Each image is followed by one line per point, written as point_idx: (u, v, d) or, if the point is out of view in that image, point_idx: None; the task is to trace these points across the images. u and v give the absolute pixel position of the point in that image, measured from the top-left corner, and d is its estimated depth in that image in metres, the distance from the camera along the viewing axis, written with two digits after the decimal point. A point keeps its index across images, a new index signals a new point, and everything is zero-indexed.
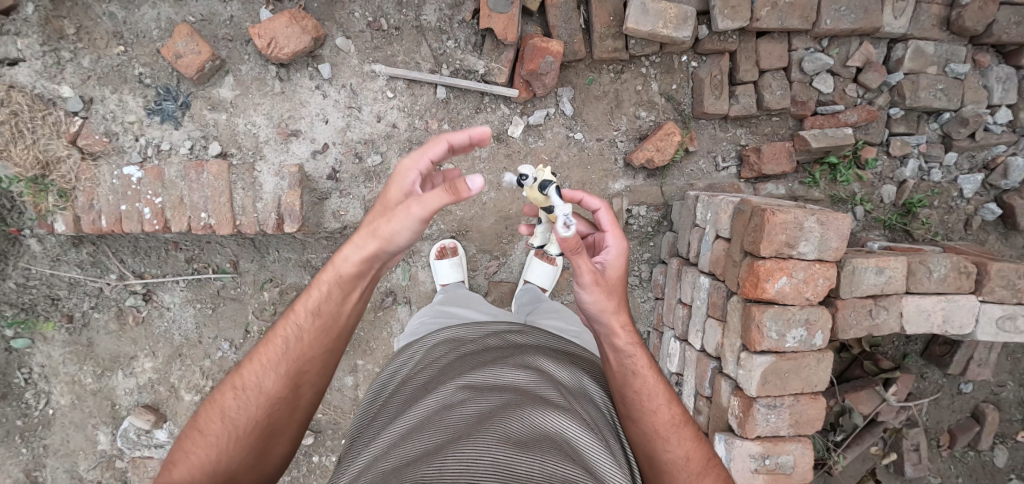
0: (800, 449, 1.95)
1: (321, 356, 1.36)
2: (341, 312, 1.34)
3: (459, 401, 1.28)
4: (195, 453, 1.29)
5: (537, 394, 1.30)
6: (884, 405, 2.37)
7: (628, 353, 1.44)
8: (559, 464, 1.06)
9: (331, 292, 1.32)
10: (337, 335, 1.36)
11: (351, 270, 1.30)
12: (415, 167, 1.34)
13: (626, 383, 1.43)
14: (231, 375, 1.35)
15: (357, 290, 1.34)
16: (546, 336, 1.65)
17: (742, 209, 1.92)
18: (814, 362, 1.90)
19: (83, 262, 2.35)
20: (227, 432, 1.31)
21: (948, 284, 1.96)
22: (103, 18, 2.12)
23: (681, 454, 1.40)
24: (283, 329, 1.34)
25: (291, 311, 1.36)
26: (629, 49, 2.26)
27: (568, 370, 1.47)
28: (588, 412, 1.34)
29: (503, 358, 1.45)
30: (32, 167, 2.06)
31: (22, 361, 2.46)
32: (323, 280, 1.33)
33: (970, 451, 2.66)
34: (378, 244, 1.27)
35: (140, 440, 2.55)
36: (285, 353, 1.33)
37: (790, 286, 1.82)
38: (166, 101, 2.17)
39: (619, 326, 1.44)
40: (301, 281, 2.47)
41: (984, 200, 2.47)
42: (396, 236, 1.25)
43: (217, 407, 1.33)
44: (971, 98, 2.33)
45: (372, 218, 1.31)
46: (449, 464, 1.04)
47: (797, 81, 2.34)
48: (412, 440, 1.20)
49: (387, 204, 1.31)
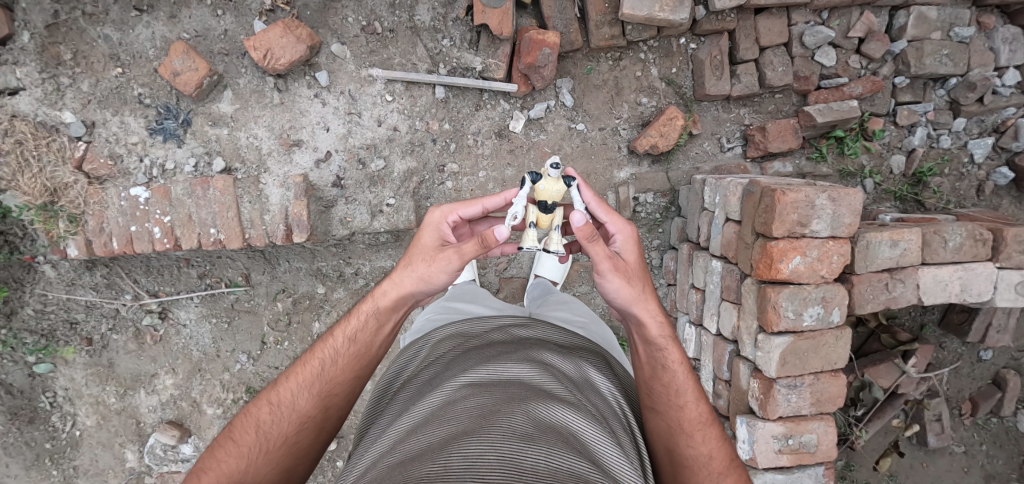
0: (823, 427, 1.95)
1: (351, 382, 1.45)
2: (376, 341, 1.48)
3: (462, 398, 1.27)
4: (225, 462, 1.33)
5: (542, 389, 1.30)
6: (904, 377, 2.37)
7: (659, 346, 1.47)
8: (566, 459, 1.06)
9: (373, 319, 1.47)
10: (368, 363, 1.47)
11: (389, 303, 1.47)
12: (444, 218, 1.52)
13: (654, 376, 1.46)
14: (265, 392, 1.43)
15: (391, 321, 1.49)
16: (549, 329, 1.65)
17: (751, 190, 1.90)
18: (833, 340, 1.89)
19: (98, 284, 2.37)
20: (254, 446, 1.35)
21: (964, 253, 1.94)
22: (99, 41, 2.12)
23: (705, 452, 1.40)
24: (320, 351, 1.45)
25: (328, 337, 1.48)
26: (627, 35, 2.23)
27: (574, 364, 1.47)
28: (596, 406, 1.35)
29: (507, 353, 1.45)
30: (40, 195, 2.07)
31: (45, 385, 2.48)
32: (362, 311, 1.49)
33: (993, 417, 2.65)
34: (418, 283, 1.47)
35: (167, 455, 2.60)
36: (320, 375, 1.42)
37: (804, 265, 1.81)
38: (167, 120, 2.18)
39: (649, 316, 1.47)
40: (313, 289, 2.49)
41: (995, 165, 2.44)
42: (435, 278, 1.45)
43: (248, 423, 1.38)
44: (977, 61, 2.29)
45: (409, 259, 1.49)
46: (453, 458, 1.04)
47: (798, 56, 2.31)
48: (417, 435, 1.20)
49: (422, 249, 1.49)
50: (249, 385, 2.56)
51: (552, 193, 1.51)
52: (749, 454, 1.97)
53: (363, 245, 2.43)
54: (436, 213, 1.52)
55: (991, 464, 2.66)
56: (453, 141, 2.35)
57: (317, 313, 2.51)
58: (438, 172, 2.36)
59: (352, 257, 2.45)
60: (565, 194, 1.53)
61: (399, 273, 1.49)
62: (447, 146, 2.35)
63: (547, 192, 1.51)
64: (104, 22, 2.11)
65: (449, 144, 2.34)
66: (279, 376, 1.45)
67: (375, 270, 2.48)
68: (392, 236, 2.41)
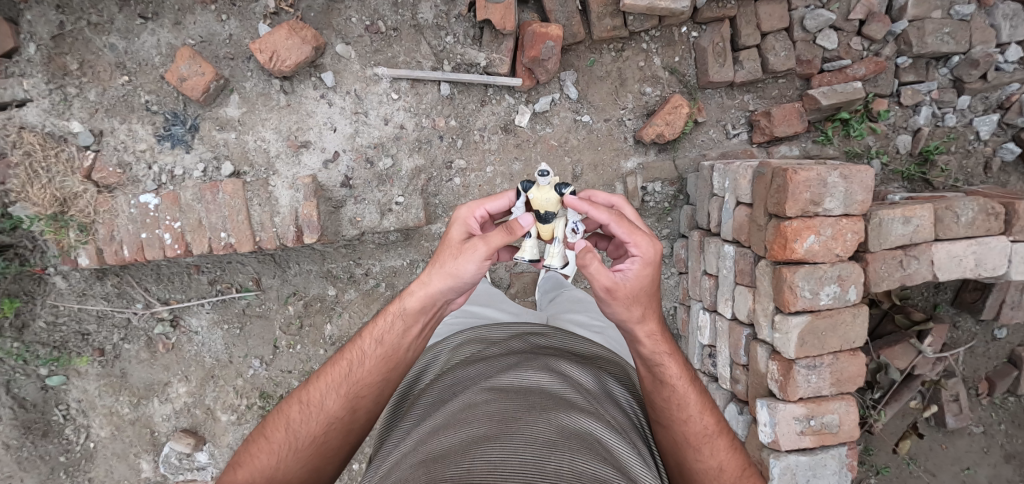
0: (844, 406, 1.96)
1: (377, 384, 1.41)
2: (404, 344, 1.41)
3: (482, 402, 1.26)
4: (258, 457, 1.36)
5: (563, 397, 1.28)
6: (920, 357, 2.35)
7: (656, 362, 1.40)
8: (589, 462, 1.05)
9: (400, 322, 1.40)
10: (394, 367, 1.42)
11: (415, 304, 1.38)
12: (471, 213, 1.43)
13: (654, 391, 1.41)
14: (297, 391, 1.44)
15: (418, 324, 1.41)
16: (567, 338, 1.63)
17: (762, 172, 1.90)
18: (851, 317, 1.89)
19: (109, 294, 2.36)
20: (285, 444, 1.37)
21: (977, 227, 1.94)
22: (105, 50, 2.13)
23: (714, 465, 1.39)
24: (348, 352, 1.42)
25: (357, 338, 1.44)
26: (629, 26, 2.24)
27: (593, 376, 1.46)
28: (614, 416, 1.34)
29: (527, 361, 1.43)
30: (50, 205, 2.06)
31: (59, 398, 2.47)
32: (388, 312, 1.42)
33: (1010, 396, 2.63)
34: (447, 280, 1.35)
35: (182, 464, 2.58)
36: (347, 377, 1.40)
37: (819, 244, 1.80)
38: (174, 126, 2.19)
39: (644, 335, 1.38)
40: (324, 291, 2.49)
41: (1001, 141, 2.45)
42: (464, 271, 1.33)
43: (280, 420, 1.40)
44: (979, 38, 2.29)
45: (437, 257, 1.39)
46: (477, 463, 1.03)
47: (800, 40, 2.32)
48: (437, 437, 1.18)
49: (449, 245, 1.38)
50: (262, 391, 2.55)
51: (541, 203, 1.52)
52: (771, 437, 1.96)
53: (373, 245, 2.42)
54: (461, 210, 1.43)
55: (1012, 444, 2.64)
56: (460, 137, 2.36)
57: (329, 315, 2.51)
58: (446, 168, 2.37)
59: (362, 257, 2.44)
60: (555, 204, 1.51)
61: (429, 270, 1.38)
62: (454, 142, 2.36)
63: (538, 201, 1.52)
64: (110, 31, 2.12)
65: (456, 140, 2.35)
66: (310, 376, 1.45)
67: (385, 269, 2.48)
68: (401, 234, 2.41)
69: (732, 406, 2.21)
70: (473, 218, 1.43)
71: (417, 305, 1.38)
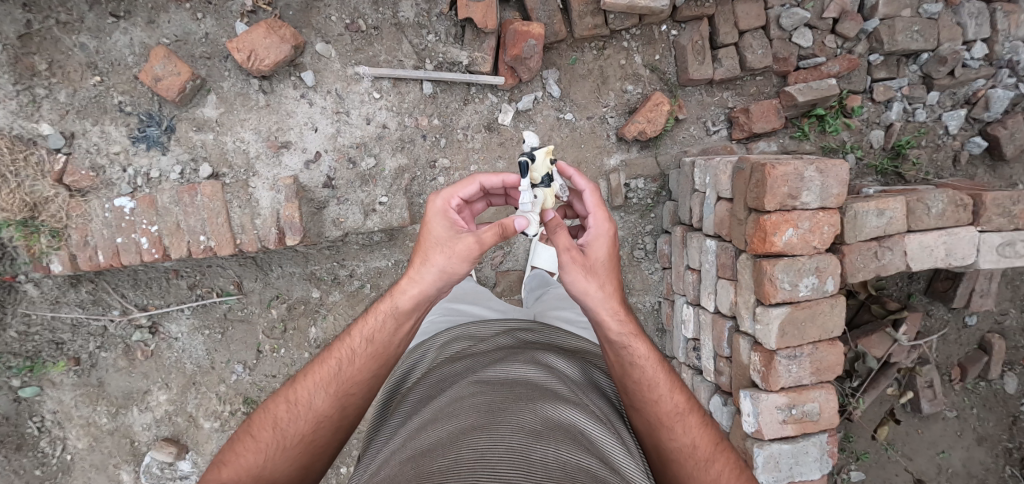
0: (823, 395, 2.01)
1: (369, 382, 1.41)
2: (396, 342, 1.42)
3: (468, 396, 1.26)
4: (245, 457, 1.33)
5: (548, 388, 1.29)
6: (895, 346, 2.41)
7: (623, 344, 1.42)
8: (572, 451, 1.06)
9: (394, 319, 1.41)
10: (386, 364, 1.43)
11: (409, 302, 1.40)
12: (448, 203, 1.45)
13: (625, 374, 1.42)
14: (285, 389, 1.42)
15: (410, 321, 1.43)
16: (554, 332, 1.64)
17: (741, 167, 1.94)
18: (828, 307, 1.94)
19: (84, 301, 2.30)
20: (273, 441, 1.34)
21: (947, 218, 2.00)
22: (75, 50, 2.07)
23: (688, 442, 1.38)
24: (337, 351, 1.42)
25: (346, 336, 1.44)
26: (609, 24, 2.26)
27: (578, 367, 1.47)
28: (599, 406, 1.35)
29: (513, 355, 1.43)
30: (20, 210, 2.00)
31: (33, 410, 2.39)
32: (380, 310, 1.43)
33: (981, 382, 2.72)
34: (440, 278, 1.38)
35: (164, 473, 2.52)
36: (338, 374, 1.39)
37: (797, 237, 1.85)
38: (150, 128, 2.14)
39: (608, 312, 1.43)
40: (308, 294, 2.46)
41: (969, 134, 2.52)
42: (457, 269, 1.37)
43: (267, 418, 1.37)
44: (946, 36, 2.37)
45: (425, 254, 1.41)
46: (463, 454, 1.03)
47: (776, 38, 2.36)
48: (424, 432, 1.18)
49: (435, 240, 1.40)
50: (246, 396, 2.50)
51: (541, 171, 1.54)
52: (754, 427, 1.99)
53: (357, 246, 2.40)
54: (435, 203, 1.45)
55: (983, 427, 2.73)
56: (443, 136, 2.35)
57: (313, 318, 2.48)
58: (429, 167, 2.36)
59: (346, 258, 2.42)
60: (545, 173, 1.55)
61: (421, 267, 1.41)
62: (438, 141, 2.35)
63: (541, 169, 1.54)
64: (79, 30, 2.06)
65: (439, 139, 2.35)
66: (299, 374, 1.43)
67: (369, 270, 2.46)
68: (386, 235, 2.39)
69: (717, 397, 2.24)
70: (451, 210, 1.45)
71: (414, 302, 1.40)
